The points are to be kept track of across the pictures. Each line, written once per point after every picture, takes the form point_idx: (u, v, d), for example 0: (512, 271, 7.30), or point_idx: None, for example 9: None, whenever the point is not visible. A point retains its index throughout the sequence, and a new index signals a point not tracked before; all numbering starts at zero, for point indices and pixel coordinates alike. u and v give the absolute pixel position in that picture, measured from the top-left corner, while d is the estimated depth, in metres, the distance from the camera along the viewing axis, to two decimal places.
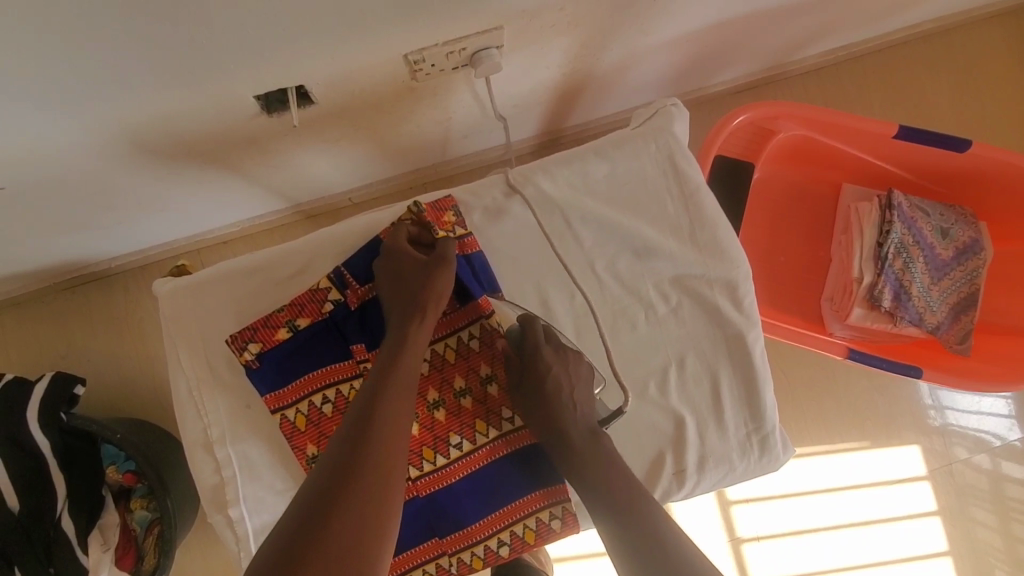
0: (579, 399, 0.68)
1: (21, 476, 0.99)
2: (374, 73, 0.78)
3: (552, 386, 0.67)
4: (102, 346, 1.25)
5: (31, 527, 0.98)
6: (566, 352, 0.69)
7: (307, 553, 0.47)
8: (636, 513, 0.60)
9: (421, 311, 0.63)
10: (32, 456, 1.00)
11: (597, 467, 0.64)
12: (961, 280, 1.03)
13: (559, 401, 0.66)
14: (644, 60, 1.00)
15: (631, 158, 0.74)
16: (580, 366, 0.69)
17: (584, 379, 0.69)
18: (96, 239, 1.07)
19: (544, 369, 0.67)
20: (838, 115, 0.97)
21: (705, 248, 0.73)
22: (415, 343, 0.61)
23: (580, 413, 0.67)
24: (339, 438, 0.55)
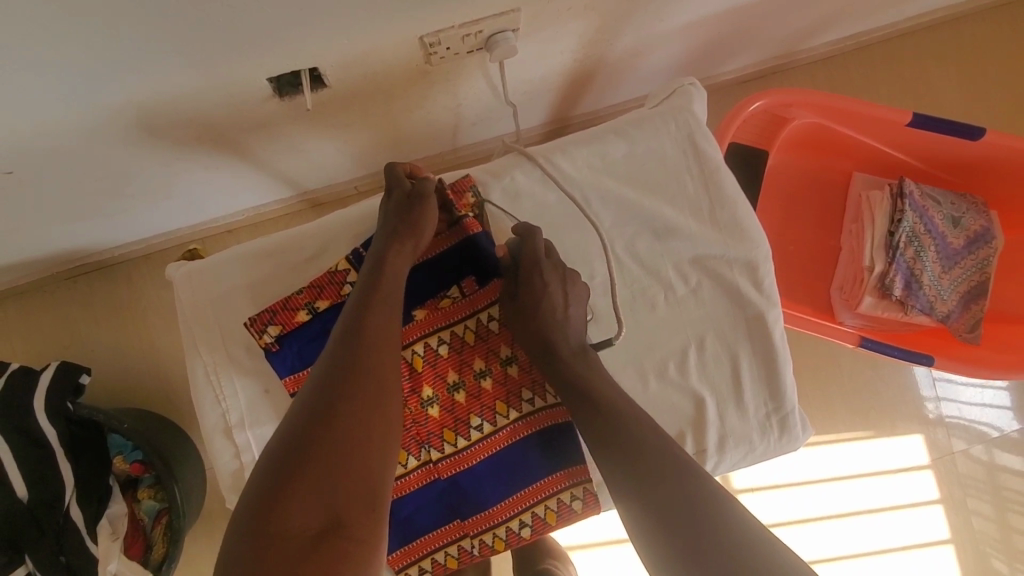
0: (572, 316, 0.67)
1: (30, 465, 0.98)
2: (388, 56, 0.77)
3: (546, 304, 0.66)
4: (106, 336, 1.24)
5: (43, 518, 0.97)
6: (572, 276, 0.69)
7: (301, 460, 0.50)
8: (679, 498, 0.54)
9: (397, 237, 0.64)
10: (41, 446, 1.00)
11: (628, 450, 0.58)
12: (971, 268, 1.04)
13: (552, 319, 0.66)
14: (657, 46, 0.99)
15: (650, 137, 0.73)
16: (575, 286, 0.68)
17: (579, 300, 0.68)
18: (102, 226, 1.06)
19: (540, 287, 0.66)
20: (853, 102, 0.97)
21: (725, 229, 0.73)
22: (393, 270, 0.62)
23: (574, 325, 0.67)
24: (333, 344, 0.57)
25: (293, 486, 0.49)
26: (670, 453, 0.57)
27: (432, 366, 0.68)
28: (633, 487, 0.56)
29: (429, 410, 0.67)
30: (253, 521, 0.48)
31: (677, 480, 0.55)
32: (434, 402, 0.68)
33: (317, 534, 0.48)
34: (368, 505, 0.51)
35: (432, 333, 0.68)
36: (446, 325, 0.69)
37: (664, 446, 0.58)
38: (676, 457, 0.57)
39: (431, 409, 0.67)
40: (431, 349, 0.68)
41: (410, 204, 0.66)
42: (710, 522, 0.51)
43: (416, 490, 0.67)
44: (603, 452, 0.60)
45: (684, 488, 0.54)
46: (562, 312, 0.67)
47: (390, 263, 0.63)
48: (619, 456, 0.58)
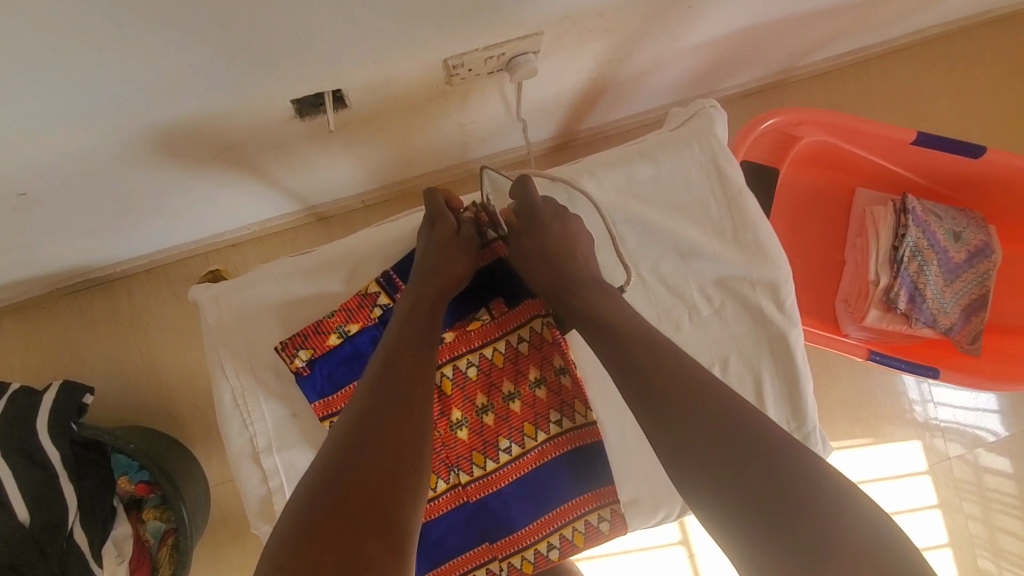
0: (580, 250, 0.68)
1: (35, 487, 0.94)
2: (410, 77, 0.77)
3: (557, 230, 0.68)
4: (107, 353, 1.21)
5: (47, 542, 0.92)
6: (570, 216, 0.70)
7: (337, 488, 0.49)
8: (760, 474, 0.49)
9: (438, 275, 0.65)
10: (43, 468, 0.96)
11: (688, 420, 0.53)
12: (971, 282, 1.06)
13: (564, 252, 0.67)
14: (668, 64, 1.01)
15: (675, 160, 0.75)
16: (579, 226, 0.70)
17: (585, 238, 0.69)
18: (108, 242, 1.04)
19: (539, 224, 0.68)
20: (862, 122, 0.99)
21: (748, 249, 0.74)
22: (431, 299, 0.63)
23: (585, 261, 0.68)
24: (369, 376, 0.57)
25: (328, 514, 0.47)
26: (738, 421, 0.52)
27: (461, 389, 0.68)
28: (700, 460, 0.51)
29: (458, 433, 0.67)
30: (288, 552, 0.45)
31: (752, 452, 0.50)
32: (463, 425, 0.68)
33: (352, 564, 0.45)
34: (405, 537, 0.48)
35: (461, 355, 0.69)
36: (474, 347, 0.69)
37: (733, 412, 0.53)
38: (746, 423, 0.52)
39: (460, 432, 0.67)
40: (460, 371, 0.68)
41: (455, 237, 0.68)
42: (793, 500, 0.48)
43: (445, 514, 0.67)
44: (662, 421, 0.55)
45: (761, 462, 0.50)
46: (571, 253, 0.67)
47: (431, 298, 0.64)
48: (683, 438, 0.53)
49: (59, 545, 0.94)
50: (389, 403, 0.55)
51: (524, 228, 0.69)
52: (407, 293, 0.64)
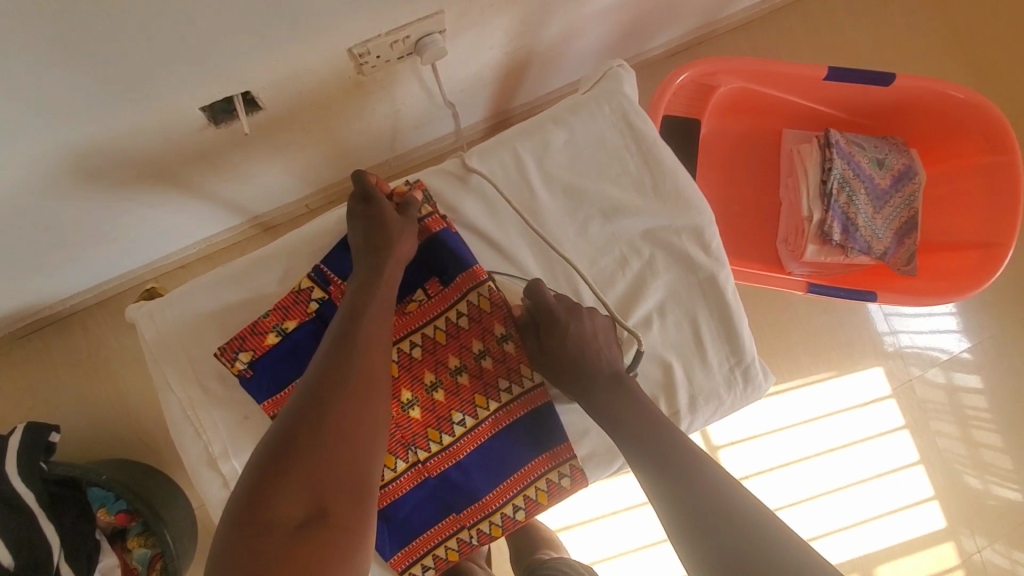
0: (604, 344, 0.69)
1: (10, 534, 0.95)
2: (320, 71, 0.77)
3: (575, 330, 0.68)
4: (67, 391, 1.21)
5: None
6: (582, 310, 0.70)
7: (290, 456, 0.51)
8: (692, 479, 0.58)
9: (390, 247, 0.66)
10: (18, 509, 0.97)
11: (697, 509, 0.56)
12: (901, 206, 1.10)
13: (585, 351, 0.68)
14: (583, 30, 1.02)
15: (589, 121, 0.77)
16: (593, 318, 0.70)
17: (602, 329, 0.70)
18: (51, 277, 1.04)
19: (563, 328, 0.68)
20: (772, 64, 1.02)
21: (668, 199, 0.77)
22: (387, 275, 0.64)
23: (608, 353, 0.68)
24: (326, 347, 0.58)
25: (281, 483, 0.50)
26: (756, 523, 0.53)
27: (408, 369, 0.69)
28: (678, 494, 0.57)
29: (411, 413, 0.68)
30: (241, 515, 0.48)
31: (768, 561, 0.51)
32: (414, 404, 0.69)
33: (300, 523, 0.48)
34: (355, 494, 0.52)
35: (405, 337, 0.70)
36: (416, 328, 0.70)
37: (750, 511, 0.54)
38: (766, 531, 0.53)
39: (412, 411, 0.69)
40: (405, 353, 0.70)
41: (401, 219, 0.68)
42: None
43: (409, 492, 0.68)
44: (672, 500, 0.58)
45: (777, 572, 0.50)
46: (594, 354, 0.68)
47: (384, 271, 0.64)
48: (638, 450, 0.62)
49: None
50: (341, 370, 0.56)
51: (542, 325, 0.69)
52: (358, 267, 0.65)
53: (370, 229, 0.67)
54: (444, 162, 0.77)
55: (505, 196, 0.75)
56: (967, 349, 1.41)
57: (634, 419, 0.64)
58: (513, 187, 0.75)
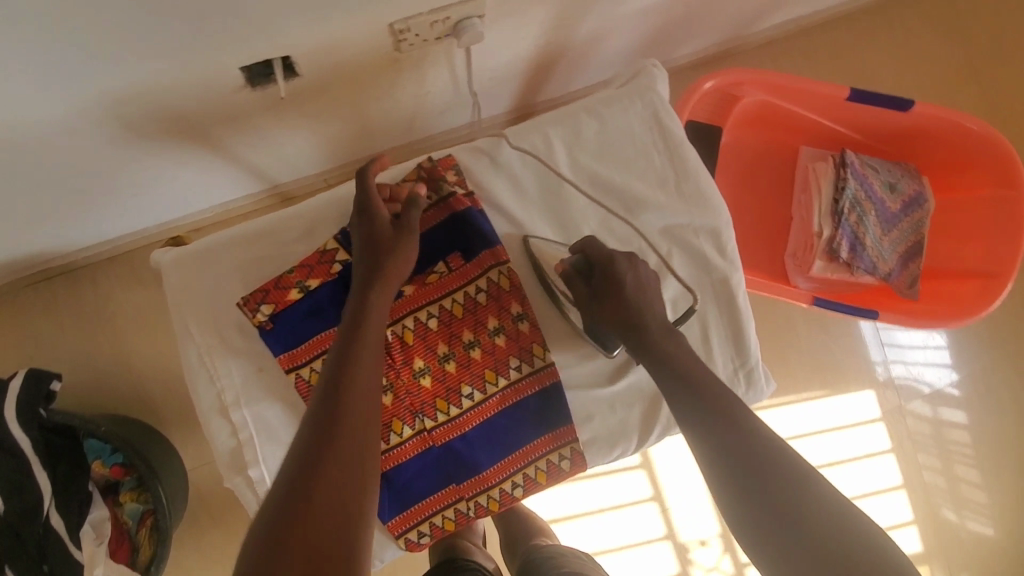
0: (654, 294, 0.69)
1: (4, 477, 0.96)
2: (360, 43, 0.79)
3: (629, 275, 0.68)
4: (70, 342, 1.21)
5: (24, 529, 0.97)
6: (636, 261, 0.70)
7: (289, 522, 0.48)
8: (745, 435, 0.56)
9: (379, 280, 0.64)
10: (14, 455, 0.98)
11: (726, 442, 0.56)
12: (908, 230, 1.13)
13: (637, 294, 0.67)
14: (614, 30, 1.04)
15: (620, 115, 0.78)
16: (646, 270, 0.71)
17: (650, 279, 0.70)
18: (68, 226, 1.04)
19: (616, 272, 0.68)
20: (798, 80, 1.04)
21: (689, 199, 0.78)
22: (377, 312, 0.62)
23: (660, 304, 0.68)
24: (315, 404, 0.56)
25: (280, 554, 0.46)
26: (779, 456, 0.53)
27: (423, 339, 0.70)
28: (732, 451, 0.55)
29: (422, 381, 0.70)
30: None
31: (794, 495, 0.51)
32: (426, 373, 0.70)
33: None
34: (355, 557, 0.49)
35: (422, 307, 0.71)
36: (433, 299, 0.71)
37: (778, 447, 0.54)
38: (793, 465, 0.53)
39: (424, 379, 0.70)
40: (421, 323, 0.71)
41: (394, 231, 0.66)
42: (830, 555, 0.48)
43: (412, 459, 0.69)
44: (698, 431, 0.58)
45: (803, 504, 0.51)
46: (646, 301, 0.67)
47: (375, 306, 0.63)
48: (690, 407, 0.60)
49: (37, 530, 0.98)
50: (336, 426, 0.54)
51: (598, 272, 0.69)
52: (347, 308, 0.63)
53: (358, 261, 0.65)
54: (474, 141, 0.78)
55: (531, 180, 0.77)
56: (954, 387, 1.43)
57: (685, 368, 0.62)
58: (540, 173, 0.77)
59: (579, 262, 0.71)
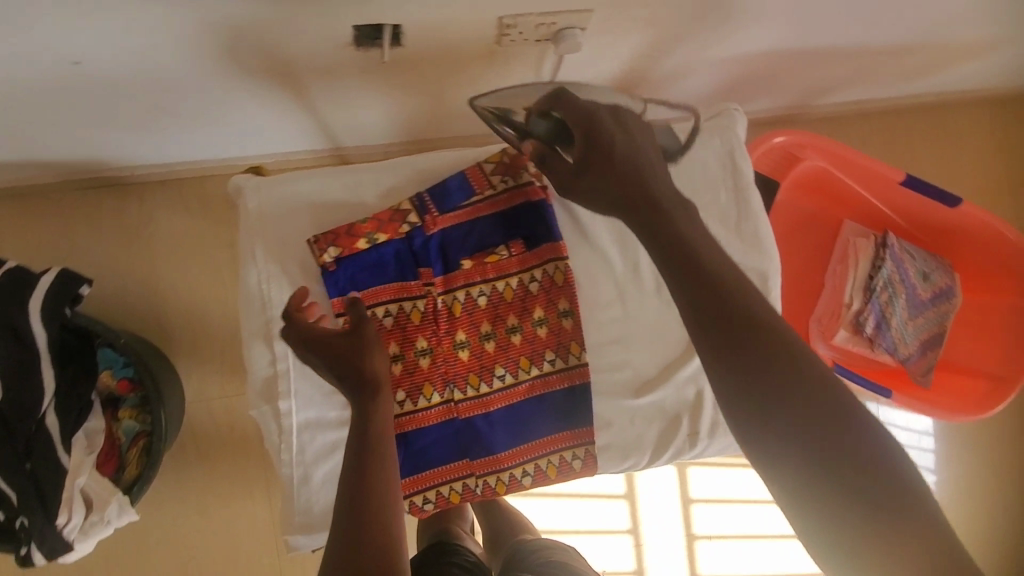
0: (657, 159, 0.57)
1: (11, 368, 0.97)
2: (466, 29, 0.82)
3: (621, 136, 0.57)
4: (105, 253, 1.26)
5: (17, 423, 0.97)
6: (624, 121, 0.60)
7: None
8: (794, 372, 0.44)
9: (374, 390, 0.59)
10: (26, 348, 0.98)
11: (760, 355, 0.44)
12: (931, 320, 1.16)
13: (631, 160, 0.55)
14: (694, 72, 1.09)
15: (698, 146, 0.82)
16: (643, 134, 0.60)
17: (648, 143, 0.58)
18: (136, 141, 1.07)
19: (604, 133, 0.58)
20: (860, 155, 1.07)
21: (747, 239, 0.81)
22: (382, 418, 0.59)
23: (663, 167, 0.57)
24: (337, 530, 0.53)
25: None
26: (824, 382, 0.44)
27: (469, 314, 0.73)
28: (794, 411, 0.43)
29: (460, 353, 0.72)
30: None
31: (843, 414, 0.43)
32: (465, 346, 0.72)
33: None
34: None
35: (475, 283, 0.73)
36: (488, 278, 0.74)
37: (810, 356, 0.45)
38: (829, 377, 0.44)
39: (462, 352, 0.72)
40: (471, 298, 0.73)
41: (368, 338, 0.61)
42: (875, 477, 0.41)
43: (433, 425, 0.71)
44: (737, 378, 0.44)
45: (857, 440, 0.42)
46: (645, 168, 0.55)
47: (378, 412, 0.59)
48: (725, 347, 0.45)
49: (29, 427, 0.98)
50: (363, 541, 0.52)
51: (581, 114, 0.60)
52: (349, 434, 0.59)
53: (341, 375, 0.60)
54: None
55: None
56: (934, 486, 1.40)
57: (712, 268, 0.48)
58: None
59: (547, 125, 0.68)
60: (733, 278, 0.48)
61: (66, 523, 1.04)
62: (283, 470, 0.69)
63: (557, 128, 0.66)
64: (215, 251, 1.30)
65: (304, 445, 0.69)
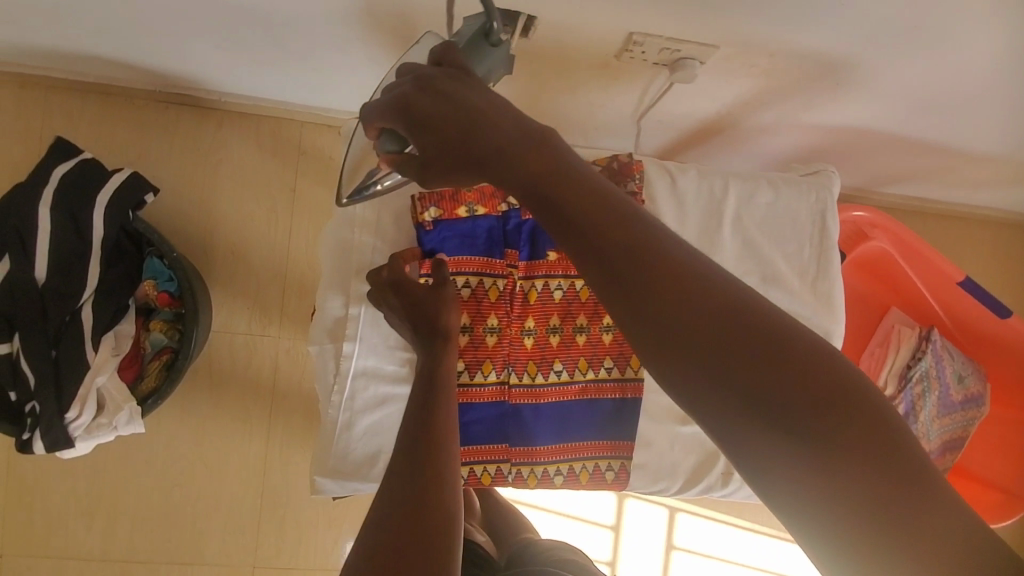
0: (471, 98, 0.46)
1: (65, 253, 1.03)
2: (593, 37, 0.85)
3: (442, 89, 0.47)
4: (171, 169, 1.28)
5: (53, 306, 1.01)
6: (443, 74, 0.49)
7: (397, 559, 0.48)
8: (756, 336, 0.37)
9: (442, 337, 0.68)
10: (80, 237, 1.04)
11: (718, 341, 0.37)
12: (958, 422, 1.16)
13: (472, 116, 0.45)
14: (782, 132, 1.11)
15: (794, 198, 0.84)
16: (449, 77, 0.48)
17: (476, 90, 0.47)
18: (239, 68, 1.10)
19: (438, 95, 0.47)
20: (925, 249, 1.09)
21: (820, 297, 0.84)
22: (446, 358, 0.67)
23: (501, 107, 0.45)
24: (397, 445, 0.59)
25: None
26: (796, 341, 0.37)
27: (543, 305, 0.78)
28: (770, 385, 0.37)
29: (525, 340, 0.78)
30: None
31: (847, 399, 0.37)
32: (531, 334, 0.78)
33: None
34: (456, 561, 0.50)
35: (555, 277, 0.79)
36: (569, 275, 0.79)
37: (803, 338, 0.38)
38: (826, 356, 0.38)
39: (527, 339, 0.78)
40: (548, 290, 0.78)
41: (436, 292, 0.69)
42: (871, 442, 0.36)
43: (485, 403, 0.75)
44: (699, 363, 0.38)
45: (846, 410, 0.37)
46: (490, 120, 0.44)
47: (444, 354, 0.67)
48: (667, 334, 0.38)
49: (64, 313, 1.02)
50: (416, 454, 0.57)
51: (410, 77, 0.50)
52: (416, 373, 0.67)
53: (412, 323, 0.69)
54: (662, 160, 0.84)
55: (695, 214, 0.82)
56: None
57: (604, 235, 0.40)
58: (705, 213, 0.83)
59: (390, 141, 0.54)
60: (631, 235, 0.40)
61: (75, 419, 1.03)
62: (330, 412, 0.77)
63: (393, 136, 0.53)
64: (276, 192, 1.32)
65: (356, 391, 0.77)
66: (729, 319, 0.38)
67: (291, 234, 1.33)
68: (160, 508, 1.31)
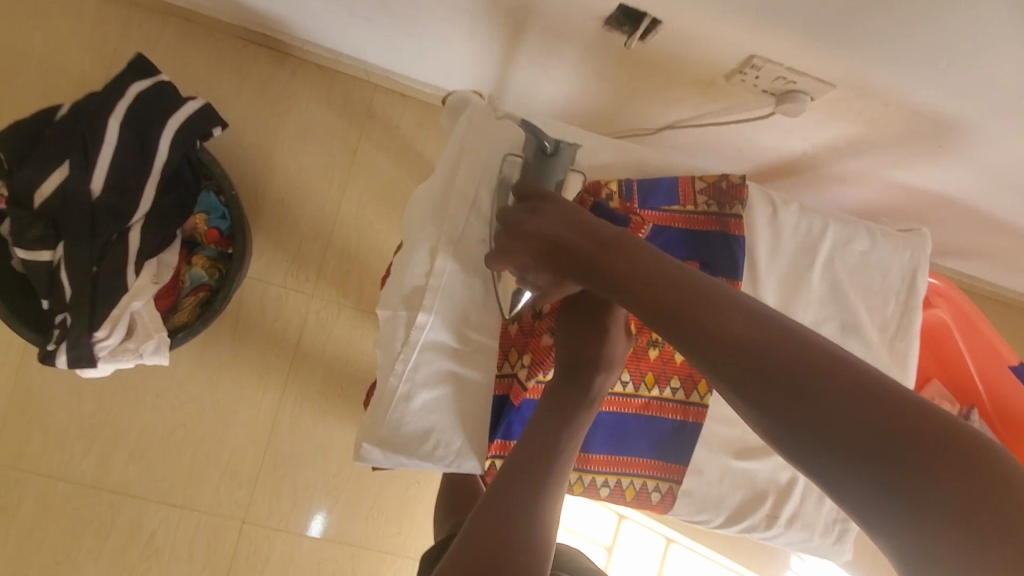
0: (544, 223, 0.68)
1: (125, 170, 0.99)
2: (711, 53, 0.83)
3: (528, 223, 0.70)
4: (239, 106, 1.26)
5: (104, 222, 0.99)
6: (524, 205, 0.72)
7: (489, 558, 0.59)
8: (826, 394, 0.45)
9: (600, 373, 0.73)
10: (143, 157, 1.01)
11: (784, 390, 0.47)
12: None
13: (550, 239, 0.67)
14: (863, 184, 1.09)
15: (891, 251, 0.90)
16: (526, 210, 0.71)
17: (548, 214, 0.69)
18: (333, 20, 1.08)
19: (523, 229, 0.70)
20: (986, 322, 1.11)
21: (896, 354, 0.90)
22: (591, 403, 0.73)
23: (572, 226, 0.66)
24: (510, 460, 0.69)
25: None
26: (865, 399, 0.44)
27: None
28: (837, 432, 0.44)
29: None
30: None
31: (919, 450, 0.42)
32: None
33: None
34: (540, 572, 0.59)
35: None
36: None
37: (866, 389, 0.45)
38: (881, 399, 0.44)
39: None
40: None
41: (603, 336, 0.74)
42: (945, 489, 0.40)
43: None
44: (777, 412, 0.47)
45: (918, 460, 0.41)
46: (565, 237, 0.66)
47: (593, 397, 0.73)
48: (756, 392, 0.48)
49: (113, 231, 1.00)
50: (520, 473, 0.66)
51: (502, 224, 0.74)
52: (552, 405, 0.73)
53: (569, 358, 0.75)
54: (768, 192, 0.90)
55: (793, 246, 0.89)
56: None
57: (678, 310, 0.54)
58: (800, 248, 0.89)
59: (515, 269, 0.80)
60: (720, 310, 0.52)
61: (104, 339, 1.00)
62: (391, 378, 0.80)
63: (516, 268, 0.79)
64: (338, 150, 1.30)
65: (420, 362, 0.80)
66: (801, 375, 0.47)
67: (345, 194, 1.30)
68: (160, 445, 1.28)
